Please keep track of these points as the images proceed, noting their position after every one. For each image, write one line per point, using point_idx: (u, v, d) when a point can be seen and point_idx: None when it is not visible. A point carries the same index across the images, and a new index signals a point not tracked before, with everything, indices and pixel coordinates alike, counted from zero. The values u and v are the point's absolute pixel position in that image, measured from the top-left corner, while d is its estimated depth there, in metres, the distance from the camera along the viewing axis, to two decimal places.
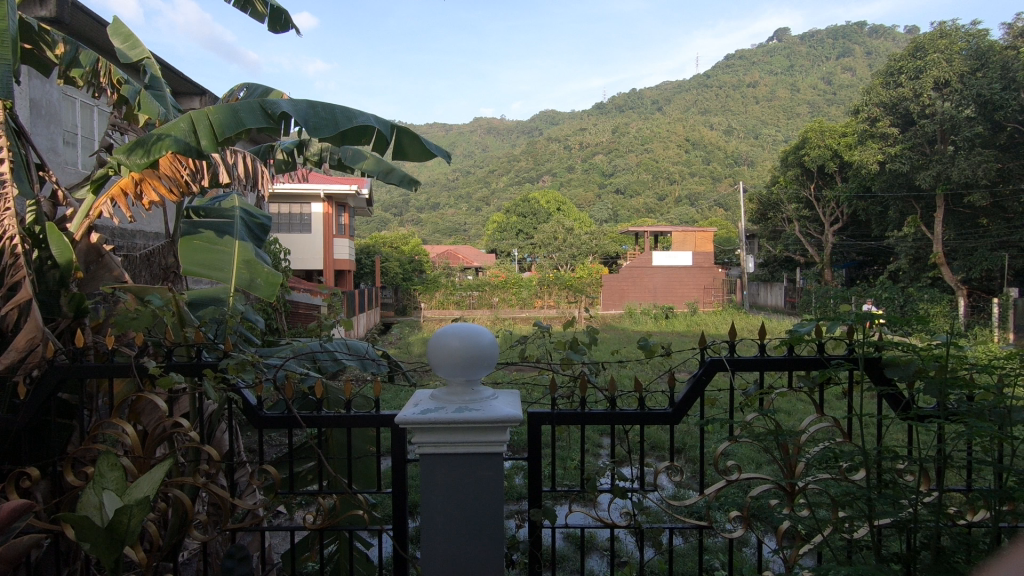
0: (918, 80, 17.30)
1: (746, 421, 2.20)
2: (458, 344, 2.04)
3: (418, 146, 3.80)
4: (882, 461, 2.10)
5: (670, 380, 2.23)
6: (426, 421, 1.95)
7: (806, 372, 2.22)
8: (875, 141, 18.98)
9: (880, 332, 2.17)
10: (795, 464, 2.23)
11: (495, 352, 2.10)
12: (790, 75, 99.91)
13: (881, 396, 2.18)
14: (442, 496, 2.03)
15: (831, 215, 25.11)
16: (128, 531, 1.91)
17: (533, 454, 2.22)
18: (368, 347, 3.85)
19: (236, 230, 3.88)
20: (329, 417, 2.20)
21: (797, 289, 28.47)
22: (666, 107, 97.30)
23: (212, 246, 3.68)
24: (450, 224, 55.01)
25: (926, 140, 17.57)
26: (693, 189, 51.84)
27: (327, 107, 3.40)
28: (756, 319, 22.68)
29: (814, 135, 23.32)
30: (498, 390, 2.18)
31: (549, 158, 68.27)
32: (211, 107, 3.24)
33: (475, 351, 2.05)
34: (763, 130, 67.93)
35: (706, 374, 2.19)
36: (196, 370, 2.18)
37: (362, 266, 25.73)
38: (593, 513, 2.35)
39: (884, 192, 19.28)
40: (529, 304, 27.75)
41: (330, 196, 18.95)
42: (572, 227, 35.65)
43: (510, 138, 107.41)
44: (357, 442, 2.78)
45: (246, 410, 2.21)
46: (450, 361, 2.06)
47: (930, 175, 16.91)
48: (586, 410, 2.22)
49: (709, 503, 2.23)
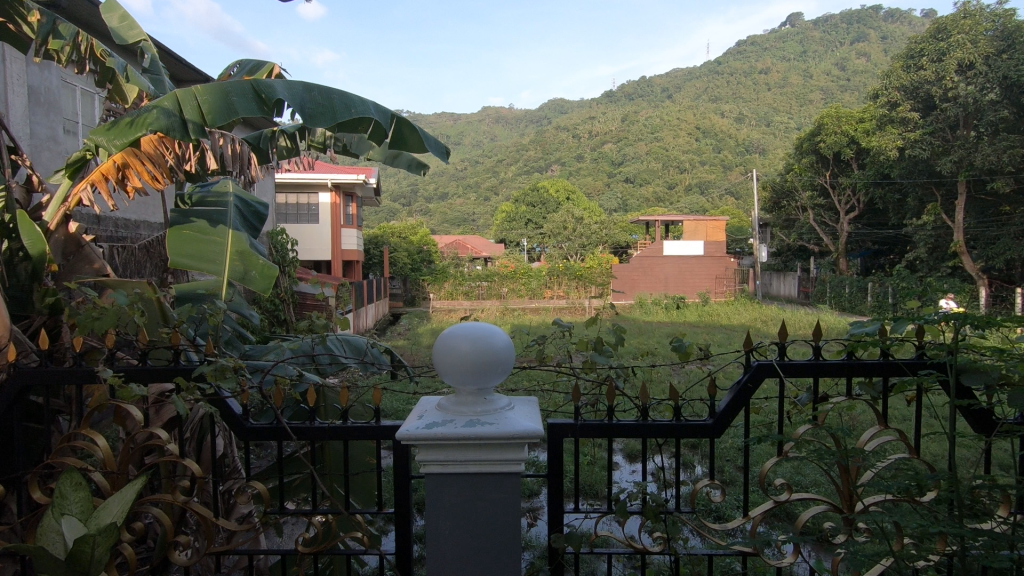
0: (940, 63, 16.67)
1: (796, 435, 1.93)
2: (470, 348, 1.78)
3: (419, 140, 3.52)
4: (960, 484, 1.81)
5: (711, 387, 1.95)
6: (432, 437, 1.69)
7: (871, 380, 1.93)
8: (894, 126, 18.30)
9: (957, 334, 1.87)
10: (854, 484, 1.94)
11: (511, 355, 1.83)
12: (803, 61, 98.04)
13: (957, 409, 1.88)
14: (451, 520, 1.77)
15: (846, 203, 24.51)
16: (92, 561, 1.67)
17: (553, 469, 1.96)
18: (368, 343, 3.58)
19: (230, 218, 3.63)
20: (328, 429, 1.95)
21: (810, 279, 28.03)
22: (676, 95, 96.13)
23: (202, 236, 3.43)
24: (458, 215, 54.69)
25: (947, 125, 16.98)
26: (704, 177, 50.99)
27: (325, 92, 3.12)
28: (770, 309, 22.22)
29: (830, 122, 22.76)
30: (514, 400, 1.92)
31: (557, 147, 67.60)
32: (200, 86, 2.95)
33: (487, 356, 1.79)
34: (774, 117, 66.87)
35: (751, 380, 1.92)
36: (170, 375, 1.94)
37: (370, 256, 25.62)
38: (620, 536, 2.07)
39: (903, 178, 18.70)
40: (538, 294, 27.43)
41: (337, 186, 18.71)
42: (581, 217, 35.22)
43: (519, 127, 106.54)
44: (355, 455, 2.52)
45: (228, 419, 1.96)
46: (460, 371, 1.79)
47: (952, 160, 16.43)
48: (615, 421, 1.95)
49: (756, 527, 1.96)
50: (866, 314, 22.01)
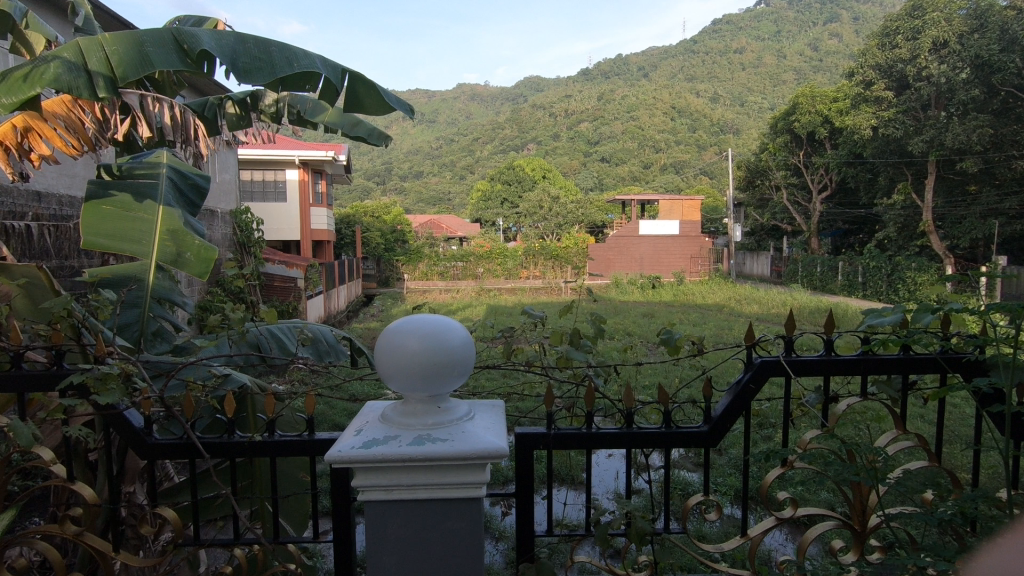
0: (915, 41, 16.51)
1: (802, 442, 1.68)
2: (419, 347, 1.45)
3: (376, 98, 3.12)
4: (991, 502, 1.57)
5: (706, 388, 1.66)
6: (370, 458, 1.37)
7: (887, 379, 1.67)
8: (869, 105, 18.27)
9: (993, 325, 1.59)
10: (866, 497, 1.70)
11: (471, 354, 1.52)
12: (777, 40, 97.94)
13: (989, 416, 1.63)
14: (397, 558, 1.45)
15: (819, 182, 24.53)
16: None
17: (523, 486, 1.67)
18: (324, 332, 3.22)
19: (160, 191, 3.17)
20: (250, 444, 1.61)
21: (783, 258, 28.33)
22: (652, 75, 95.60)
23: (126, 214, 3.00)
24: (433, 194, 53.82)
25: (920, 104, 16.90)
26: (679, 157, 50.66)
27: (262, 43, 2.72)
28: (743, 288, 22.35)
29: (805, 101, 22.70)
30: (476, 406, 1.61)
31: (533, 126, 66.71)
32: (107, 34, 2.50)
33: (441, 357, 1.47)
34: (749, 98, 66.81)
35: (752, 380, 1.64)
36: (46, 383, 1.57)
37: (342, 236, 24.94)
38: (600, 561, 1.79)
39: (875, 157, 18.77)
40: (514, 275, 26.99)
41: (305, 162, 17.97)
42: (558, 196, 34.82)
43: (494, 105, 105.09)
44: (288, 471, 2.19)
45: (128, 435, 1.61)
46: (407, 374, 1.47)
47: (923, 140, 16.43)
48: (595, 429, 1.66)
49: (757, 550, 1.70)
50: (836, 293, 22.32)
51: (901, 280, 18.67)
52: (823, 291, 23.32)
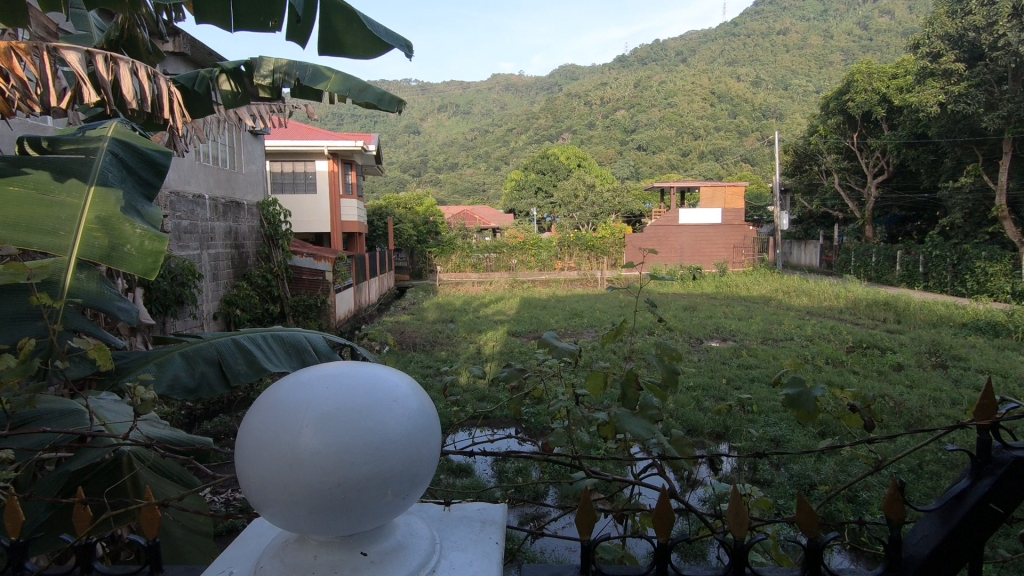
0: (992, 5, 14.47)
1: None
2: (310, 443, 0.70)
3: (356, 33, 2.63)
4: None
5: (899, 503, 0.93)
6: None
7: None
8: (936, 79, 16.35)
9: None
10: None
11: (429, 445, 0.78)
12: (823, 19, 93.11)
13: None
14: None
15: (875, 166, 22.64)
16: None
17: None
18: (319, 341, 2.48)
19: (93, 169, 2.52)
20: None
21: (835, 246, 26.61)
22: (691, 61, 92.20)
23: (41, 197, 2.36)
24: (468, 184, 53.21)
25: (995, 77, 15.04)
26: (718, 143, 48.15)
27: None
28: (791, 279, 20.94)
29: (861, 78, 20.98)
30: (451, 544, 0.86)
31: (568, 115, 65.24)
32: None
33: (353, 459, 0.70)
34: (793, 81, 63.46)
35: (995, 497, 1.01)
36: None
37: (374, 228, 24.53)
38: None
39: (941, 137, 17.01)
40: (548, 266, 26.02)
41: (334, 153, 17.50)
42: (594, 184, 33.62)
43: (529, 95, 103.88)
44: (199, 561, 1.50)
45: None
46: (291, 502, 0.71)
47: (999, 116, 14.69)
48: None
49: None
50: (894, 284, 20.78)
51: (969, 270, 17.03)
52: (879, 282, 21.74)
